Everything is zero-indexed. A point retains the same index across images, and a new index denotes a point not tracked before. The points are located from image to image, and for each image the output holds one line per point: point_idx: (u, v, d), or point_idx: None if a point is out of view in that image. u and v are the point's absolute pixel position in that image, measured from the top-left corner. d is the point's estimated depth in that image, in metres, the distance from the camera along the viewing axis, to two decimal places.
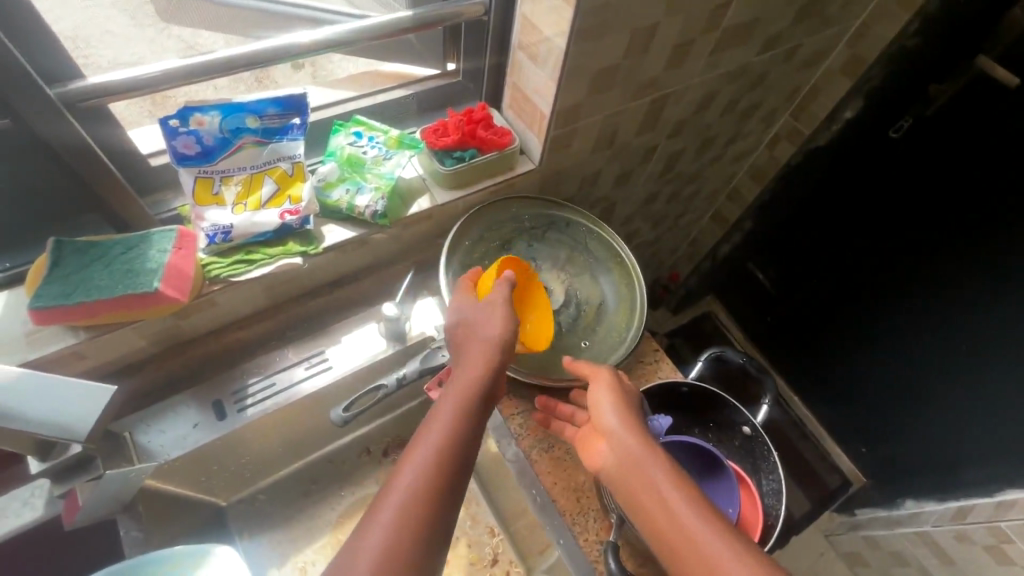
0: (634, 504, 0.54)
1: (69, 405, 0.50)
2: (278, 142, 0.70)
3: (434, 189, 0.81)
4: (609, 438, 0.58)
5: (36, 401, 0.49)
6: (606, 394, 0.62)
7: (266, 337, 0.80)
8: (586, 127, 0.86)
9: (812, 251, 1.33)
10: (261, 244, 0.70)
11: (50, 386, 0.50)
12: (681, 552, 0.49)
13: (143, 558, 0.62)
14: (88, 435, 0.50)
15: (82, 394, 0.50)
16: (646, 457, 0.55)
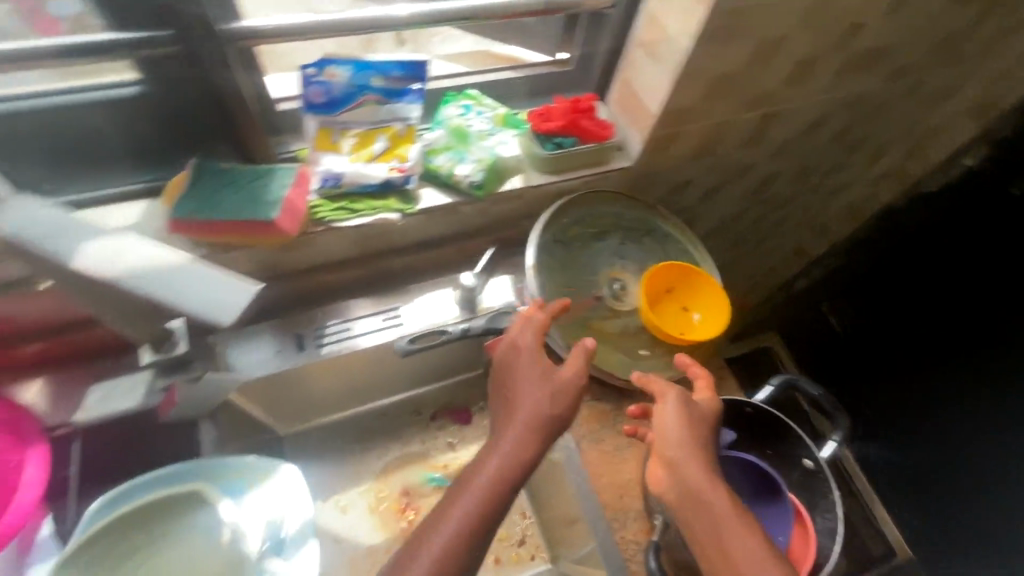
0: (687, 528, 0.56)
1: (221, 292, 0.47)
2: (395, 103, 0.74)
3: (530, 170, 0.83)
4: (673, 459, 0.58)
5: (191, 286, 0.46)
6: (672, 420, 0.60)
7: (351, 285, 0.85)
8: (689, 132, 0.85)
9: (891, 305, 1.24)
10: (366, 196, 0.74)
11: (201, 271, 0.47)
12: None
13: (219, 461, 0.67)
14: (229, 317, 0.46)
15: (228, 284, 0.47)
16: (709, 487, 0.56)
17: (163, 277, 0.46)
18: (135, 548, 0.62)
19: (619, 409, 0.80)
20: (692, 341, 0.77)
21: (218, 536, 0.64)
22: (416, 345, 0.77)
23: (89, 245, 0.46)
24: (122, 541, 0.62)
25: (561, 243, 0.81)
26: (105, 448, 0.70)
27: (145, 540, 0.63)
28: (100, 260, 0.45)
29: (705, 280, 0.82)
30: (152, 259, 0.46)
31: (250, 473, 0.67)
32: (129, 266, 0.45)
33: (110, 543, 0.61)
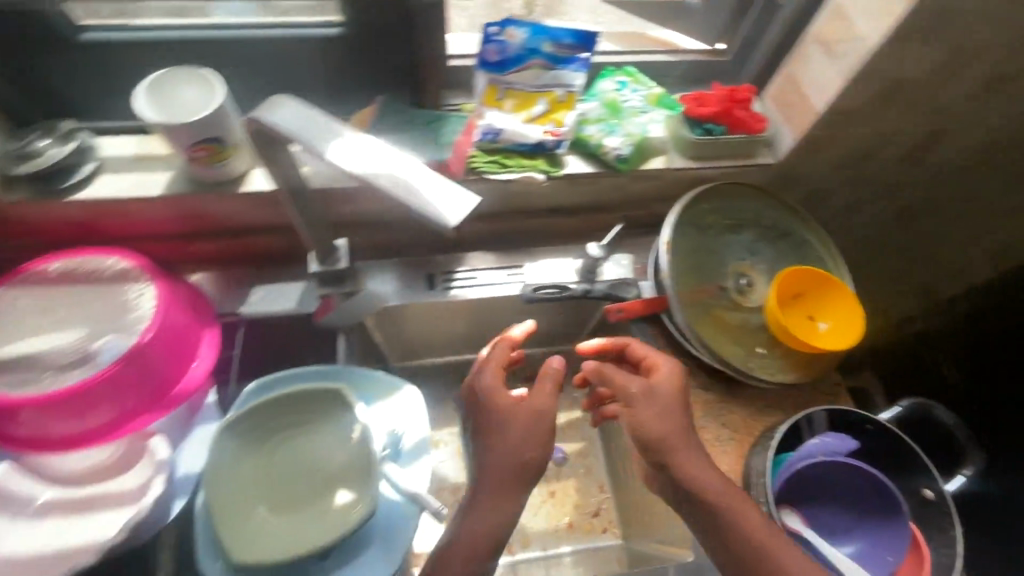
0: (700, 518, 0.62)
1: (445, 199, 0.43)
2: (561, 70, 0.77)
3: (672, 153, 0.84)
4: (672, 458, 0.63)
5: (420, 190, 0.44)
6: (648, 411, 0.64)
7: (481, 239, 0.91)
8: (847, 138, 0.82)
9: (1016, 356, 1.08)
10: (520, 154, 0.78)
11: (431, 177, 0.45)
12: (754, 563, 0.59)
13: (356, 369, 0.75)
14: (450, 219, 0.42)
15: (452, 193, 0.43)
16: (699, 475, 0.62)
17: (392, 183, 0.44)
18: (276, 429, 0.69)
19: (724, 401, 0.80)
20: (816, 347, 0.76)
21: (346, 436, 0.69)
22: (538, 296, 0.81)
23: (335, 142, 0.46)
24: (265, 420, 0.69)
25: (695, 227, 0.82)
26: (262, 338, 0.81)
27: (284, 424, 0.69)
28: (346, 153, 0.45)
29: (841, 290, 0.79)
30: (394, 158, 0.46)
31: (378, 386, 0.75)
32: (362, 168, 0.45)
33: (256, 419, 0.68)
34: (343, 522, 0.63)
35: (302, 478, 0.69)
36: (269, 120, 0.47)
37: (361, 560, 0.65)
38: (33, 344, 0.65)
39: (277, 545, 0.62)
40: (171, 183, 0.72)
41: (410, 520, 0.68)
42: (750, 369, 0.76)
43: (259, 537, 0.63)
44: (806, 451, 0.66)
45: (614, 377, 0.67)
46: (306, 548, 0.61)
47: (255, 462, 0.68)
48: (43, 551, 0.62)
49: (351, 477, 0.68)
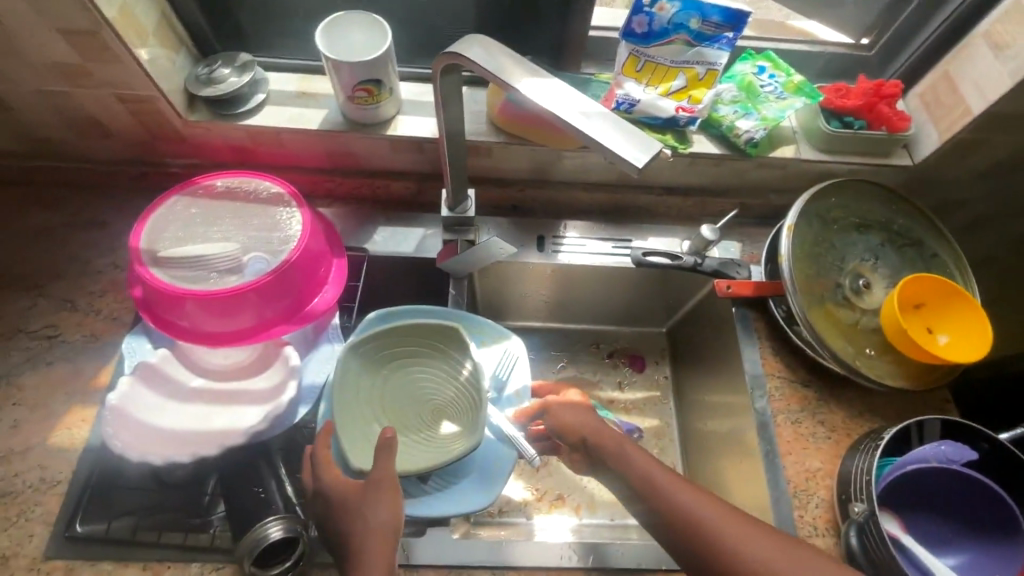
0: (633, 486, 0.62)
1: (625, 143, 0.46)
2: (704, 48, 0.75)
3: (802, 143, 0.83)
4: (589, 442, 0.68)
5: (604, 131, 0.47)
6: (559, 405, 0.72)
7: (590, 208, 0.92)
8: (997, 144, 0.78)
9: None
10: (648, 127, 0.81)
11: (611, 121, 0.47)
12: (686, 530, 0.57)
13: (467, 316, 0.81)
14: (636, 163, 0.45)
15: (633, 139, 0.45)
16: (617, 448, 0.65)
17: (581, 123, 0.47)
18: (393, 357, 0.74)
19: (824, 399, 0.79)
20: (936, 357, 0.72)
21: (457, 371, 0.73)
22: (648, 261, 0.85)
23: (527, 81, 0.50)
24: (385, 346, 0.73)
25: (819, 220, 0.81)
26: (385, 274, 0.88)
27: (400, 353, 0.74)
28: (535, 91, 0.49)
29: (970, 305, 0.75)
30: (579, 99, 0.49)
31: (488, 333, 0.81)
32: (556, 105, 0.48)
33: (377, 345, 0.73)
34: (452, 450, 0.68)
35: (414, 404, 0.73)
36: (470, 58, 0.51)
37: (458, 487, 0.71)
38: (195, 246, 0.72)
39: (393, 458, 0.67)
40: (326, 121, 0.78)
41: (509, 458, 0.73)
42: (859, 368, 0.74)
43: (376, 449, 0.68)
44: (919, 455, 0.65)
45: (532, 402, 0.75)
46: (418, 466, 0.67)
47: (374, 382, 0.73)
48: (188, 430, 0.69)
49: (458, 409, 0.72)
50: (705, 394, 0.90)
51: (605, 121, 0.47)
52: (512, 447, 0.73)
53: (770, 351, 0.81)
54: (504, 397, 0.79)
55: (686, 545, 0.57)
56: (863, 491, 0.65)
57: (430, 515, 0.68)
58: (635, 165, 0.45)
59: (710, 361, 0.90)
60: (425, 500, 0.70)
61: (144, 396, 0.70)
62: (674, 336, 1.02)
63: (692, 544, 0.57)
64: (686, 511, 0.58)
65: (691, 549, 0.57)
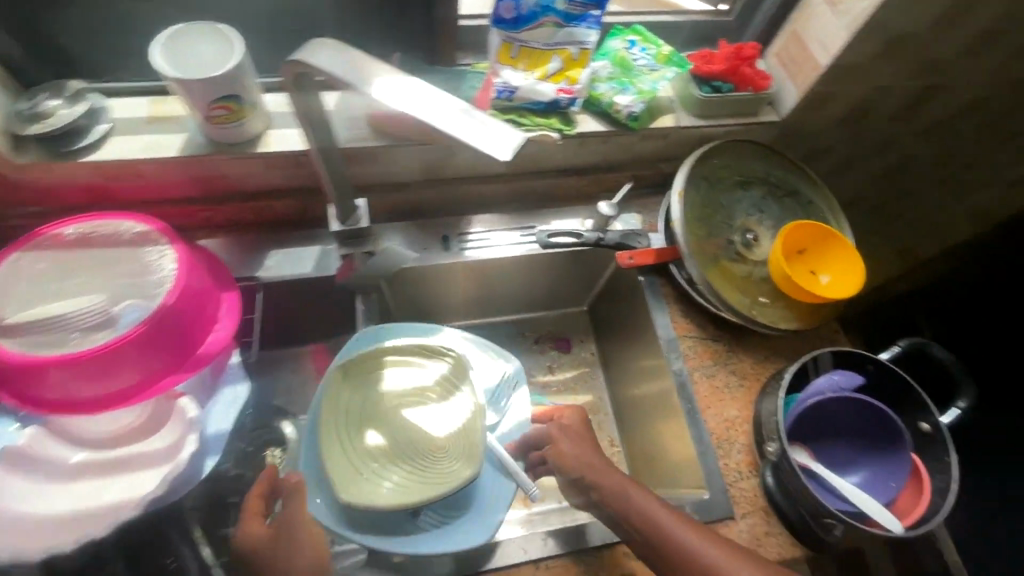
0: (611, 502, 0.65)
1: (491, 133, 0.45)
2: (574, 28, 0.77)
3: (680, 112, 0.86)
4: (594, 479, 0.66)
5: (467, 125, 0.45)
6: (565, 441, 0.70)
7: (492, 201, 0.92)
8: (847, 92, 0.85)
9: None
10: (532, 112, 0.80)
11: (474, 117, 0.46)
12: (615, 504, 0.64)
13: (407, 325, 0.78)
14: (503, 154, 0.43)
15: (496, 130, 0.44)
16: (603, 471, 0.67)
17: (450, 123, 0.45)
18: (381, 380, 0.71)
19: (733, 349, 0.83)
20: (821, 297, 0.78)
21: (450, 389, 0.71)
22: (552, 242, 0.86)
23: (377, 84, 0.47)
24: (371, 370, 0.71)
25: (705, 181, 0.85)
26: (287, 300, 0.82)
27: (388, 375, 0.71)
28: (391, 93, 0.46)
29: (843, 245, 0.81)
30: (437, 97, 0.47)
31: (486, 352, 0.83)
32: (415, 107, 0.46)
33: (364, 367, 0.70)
34: (451, 472, 0.64)
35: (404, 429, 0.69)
36: (317, 64, 0.47)
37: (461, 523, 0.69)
38: (56, 306, 0.64)
39: (385, 489, 0.62)
40: (187, 145, 0.71)
41: (507, 491, 0.72)
42: (756, 317, 0.79)
43: (367, 481, 0.63)
44: (814, 388, 0.71)
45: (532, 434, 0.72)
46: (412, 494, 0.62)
47: (362, 408, 0.69)
48: (71, 512, 0.61)
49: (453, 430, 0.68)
50: (629, 364, 0.94)
51: (468, 117, 0.46)
52: (513, 478, 0.72)
53: (679, 313, 0.85)
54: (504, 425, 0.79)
55: (628, 529, 0.63)
56: (775, 430, 0.70)
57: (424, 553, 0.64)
58: (503, 155, 0.44)
59: (630, 332, 0.92)
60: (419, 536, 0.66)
61: (12, 485, 0.61)
62: (595, 313, 1.04)
63: (627, 520, 0.63)
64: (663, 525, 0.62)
65: (628, 526, 0.63)
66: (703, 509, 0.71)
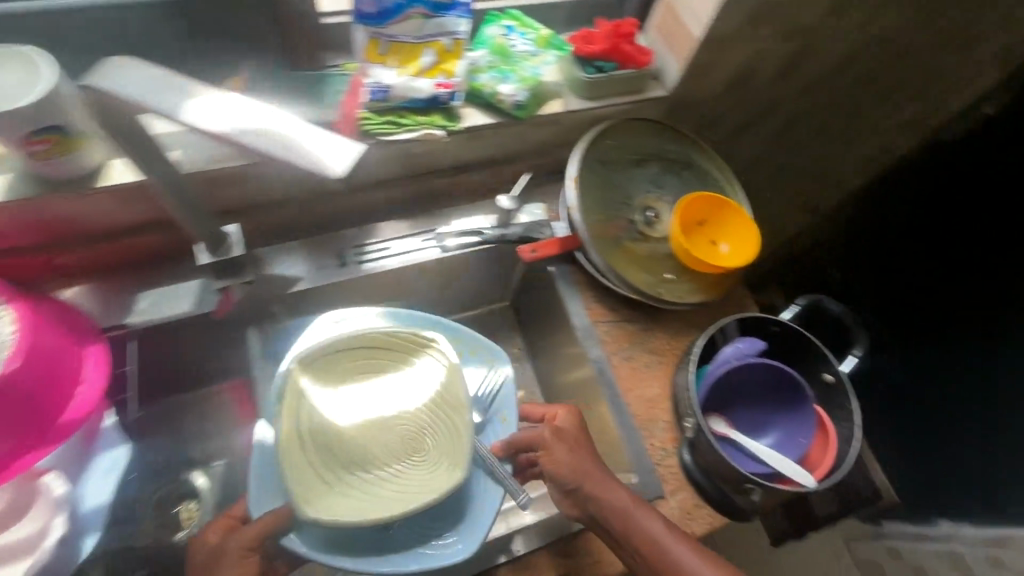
0: (595, 505, 0.63)
1: (324, 150, 0.41)
2: (443, 17, 0.73)
3: (568, 95, 0.84)
4: (587, 486, 0.64)
5: (297, 141, 0.41)
6: (559, 449, 0.66)
7: (389, 208, 0.87)
8: (726, 60, 0.85)
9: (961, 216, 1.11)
10: (411, 110, 0.74)
11: (305, 131, 0.41)
12: (598, 509, 0.63)
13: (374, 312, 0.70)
14: (337, 170, 0.40)
15: (330, 143, 0.41)
16: (595, 477, 0.64)
17: (279, 138, 0.41)
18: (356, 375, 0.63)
19: (648, 328, 0.83)
20: (721, 266, 0.80)
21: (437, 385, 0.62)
22: (453, 245, 0.83)
23: (189, 102, 0.42)
24: (343, 365, 0.63)
25: (601, 163, 0.85)
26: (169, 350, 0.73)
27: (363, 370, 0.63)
28: (205, 114, 0.41)
29: (737, 211, 0.83)
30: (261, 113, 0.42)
31: (465, 344, 0.76)
32: (234, 124, 0.42)
33: (333, 362, 0.62)
34: (431, 483, 0.56)
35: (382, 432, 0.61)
36: (104, 87, 0.41)
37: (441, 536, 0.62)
38: None
39: (356, 505, 0.55)
40: (10, 188, 0.62)
41: (495, 498, 0.64)
42: (661, 294, 0.79)
43: (335, 495, 0.55)
44: (721, 359, 0.72)
45: (522, 438, 0.67)
46: (386, 510, 0.54)
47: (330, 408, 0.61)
48: None
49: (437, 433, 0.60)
50: (552, 356, 0.93)
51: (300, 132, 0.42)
52: (499, 483, 0.65)
53: (592, 298, 0.84)
54: (490, 424, 0.73)
55: (608, 529, 0.63)
56: (691, 406, 0.70)
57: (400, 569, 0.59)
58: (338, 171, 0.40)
59: (549, 323, 0.91)
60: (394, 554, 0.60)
61: None
62: (516, 307, 1.03)
63: (609, 523, 0.63)
64: (637, 525, 0.63)
65: (608, 529, 0.63)
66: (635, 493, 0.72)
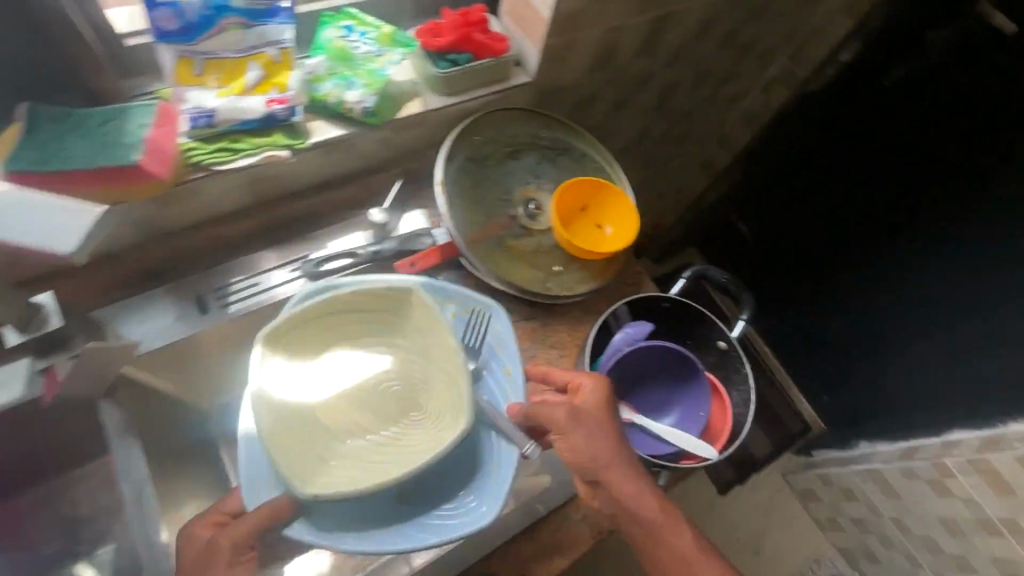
0: (615, 499, 0.60)
1: (56, 225, 0.52)
2: (264, 25, 0.66)
3: (427, 94, 0.79)
4: (610, 481, 0.60)
5: (25, 220, 0.51)
6: (581, 438, 0.60)
7: (252, 239, 0.80)
8: (583, 38, 0.83)
9: (836, 172, 1.23)
10: (246, 133, 0.67)
11: (25, 205, 0.51)
12: (619, 506, 0.60)
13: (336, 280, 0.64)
14: (76, 245, 0.52)
15: (60, 218, 0.52)
16: (618, 471, 0.60)
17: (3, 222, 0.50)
18: (334, 339, 0.62)
19: (547, 324, 0.81)
20: (606, 252, 0.78)
21: (426, 337, 0.62)
22: (323, 270, 0.76)
23: None
24: (319, 331, 0.61)
25: (472, 161, 0.81)
26: None
27: (339, 334, 0.62)
28: None
29: (614, 191, 0.82)
30: None
31: (458, 303, 0.68)
32: None
33: (311, 329, 0.61)
34: (431, 437, 0.56)
35: (374, 396, 0.62)
36: None
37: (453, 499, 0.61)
38: None
39: (354, 472, 0.54)
40: None
41: (507, 455, 0.62)
42: (550, 289, 0.77)
43: (330, 469, 0.55)
44: (613, 347, 0.72)
45: (538, 417, 0.61)
46: (387, 470, 0.53)
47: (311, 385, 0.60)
48: None
49: (434, 385, 0.61)
50: None
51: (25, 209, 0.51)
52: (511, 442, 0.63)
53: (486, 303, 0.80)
54: (491, 373, 0.68)
55: (627, 522, 0.60)
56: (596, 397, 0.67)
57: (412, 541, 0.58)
58: (78, 245, 0.52)
59: None
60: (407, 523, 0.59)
61: None
62: None
63: (628, 519, 0.60)
64: (648, 528, 0.60)
65: (627, 523, 0.60)
66: None
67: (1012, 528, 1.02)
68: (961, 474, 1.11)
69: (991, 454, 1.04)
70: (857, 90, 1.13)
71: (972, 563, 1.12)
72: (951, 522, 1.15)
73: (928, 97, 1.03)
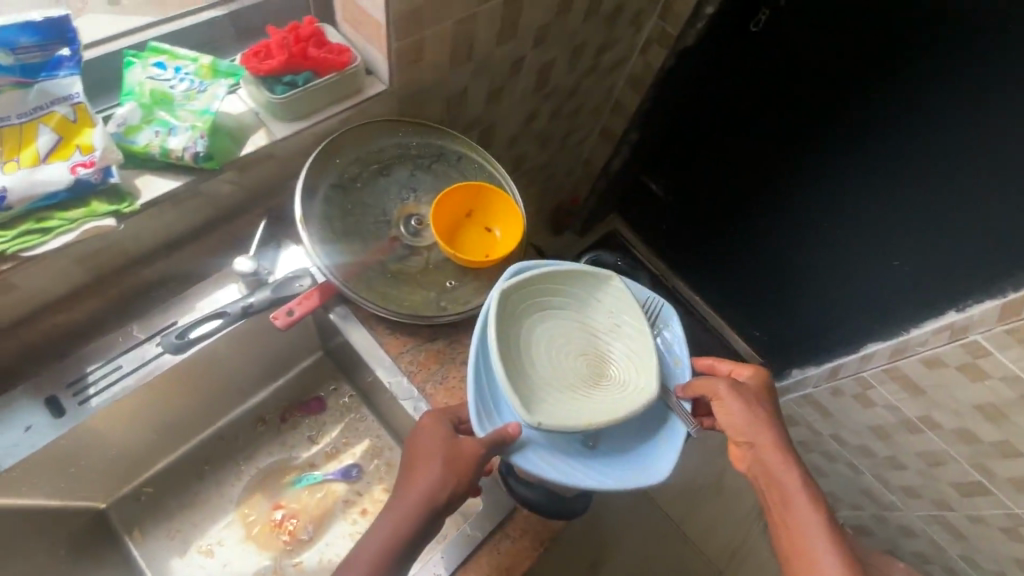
0: (760, 462, 0.63)
1: None
2: (45, 81, 0.57)
3: (271, 122, 0.72)
4: (759, 445, 0.63)
5: None
6: (735, 404, 0.65)
7: (105, 316, 0.72)
8: (432, 38, 0.77)
9: (715, 130, 1.27)
10: (54, 208, 0.59)
11: None
12: (760, 470, 0.63)
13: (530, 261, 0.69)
14: None
15: None
16: (764, 439, 0.63)
17: None
18: (537, 302, 0.68)
19: (454, 340, 0.75)
20: (496, 259, 0.75)
21: (618, 314, 0.69)
22: (191, 338, 0.69)
23: None
24: (532, 293, 0.68)
25: (339, 188, 0.76)
26: None
27: (545, 298, 0.68)
28: None
29: (495, 192, 0.77)
30: None
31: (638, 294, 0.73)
32: None
33: (523, 293, 0.67)
34: (631, 400, 0.64)
35: (570, 360, 0.67)
36: None
37: (637, 454, 0.65)
38: None
39: (570, 415, 0.62)
40: None
41: (678, 430, 0.65)
42: (445, 308, 0.73)
43: (547, 405, 0.63)
44: None
45: (698, 382, 0.66)
46: (601, 417, 0.62)
47: (522, 335, 0.67)
48: None
49: (619, 356, 0.68)
50: (381, 393, 0.85)
51: None
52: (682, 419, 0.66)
53: (384, 333, 0.74)
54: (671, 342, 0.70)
55: (765, 489, 0.63)
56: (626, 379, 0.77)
57: (603, 484, 0.61)
58: None
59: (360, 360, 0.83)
60: (595, 470, 0.62)
61: None
62: (331, 353, 0.93)
63: (768, 484, 0.62)
64: (786, 494, 0.61)
65: (764, 489, 0.63)
66: (483, 523, 0.68)
67: (930, 424, 1.02)
68: (879, 384, 1.09)
69: (900, 361, 1.05)
70: (720, 46, 1.14)
71: (903, 461, 1.12)
72: (878, 429, 1.14)
73: (792, 42, 1.04)
